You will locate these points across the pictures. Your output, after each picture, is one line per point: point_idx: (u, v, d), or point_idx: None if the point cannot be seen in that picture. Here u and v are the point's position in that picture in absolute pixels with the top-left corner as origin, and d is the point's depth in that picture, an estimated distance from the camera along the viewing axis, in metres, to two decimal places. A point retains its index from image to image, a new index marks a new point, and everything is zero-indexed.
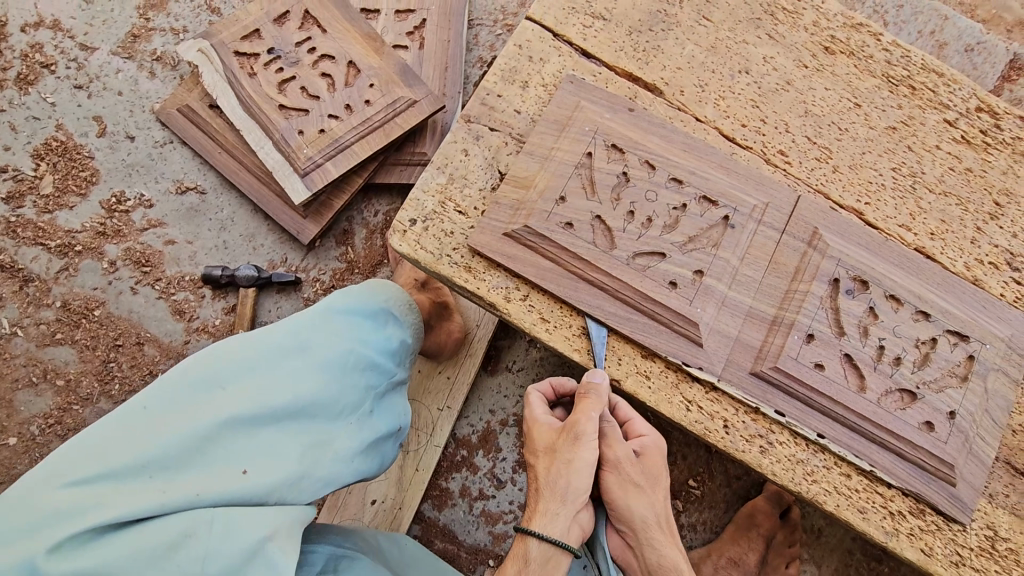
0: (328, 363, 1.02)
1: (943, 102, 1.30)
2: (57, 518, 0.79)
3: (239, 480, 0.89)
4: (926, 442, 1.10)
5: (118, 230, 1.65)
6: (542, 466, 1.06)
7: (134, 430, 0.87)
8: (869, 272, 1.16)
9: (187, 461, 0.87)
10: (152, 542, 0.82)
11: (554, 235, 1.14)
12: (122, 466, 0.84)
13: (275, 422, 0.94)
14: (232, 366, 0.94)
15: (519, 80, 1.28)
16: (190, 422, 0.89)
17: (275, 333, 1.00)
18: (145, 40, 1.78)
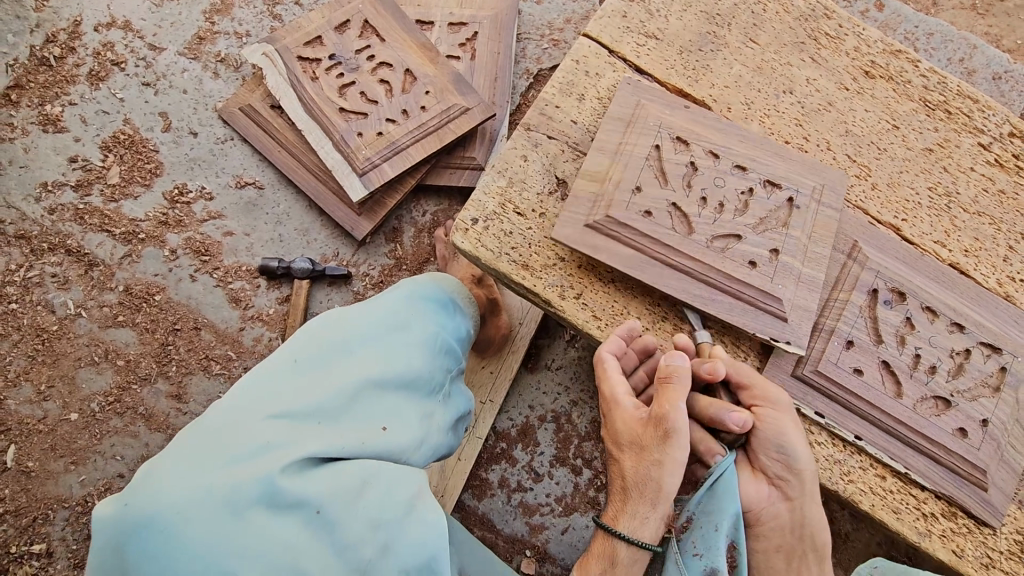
0: (428, 343, 1.15)
1: (977, 127, 1.36)
2: (250, 451, 0.89)
3: (382, 436, 1.00)
4: (960, 447, 1.15)
5: (179, 220, 1.73)
6: (628, 462, 1.09)
7: (296, 382, 0.97)
8: (906, 284, 1.22)
9: (343, 414, 0.98)
10: (328, 483, 0.91)
11: (635, 223, 1.18)
12: (297, 412, 0.94)
13: (400, 389, 1.06)
14: (359, 338, 1.06)
15: (576, 93, 1.35)
16: (336, 380, 0.99)
17: (383, 310, 1.12)
18: (210, 43, 1.87)
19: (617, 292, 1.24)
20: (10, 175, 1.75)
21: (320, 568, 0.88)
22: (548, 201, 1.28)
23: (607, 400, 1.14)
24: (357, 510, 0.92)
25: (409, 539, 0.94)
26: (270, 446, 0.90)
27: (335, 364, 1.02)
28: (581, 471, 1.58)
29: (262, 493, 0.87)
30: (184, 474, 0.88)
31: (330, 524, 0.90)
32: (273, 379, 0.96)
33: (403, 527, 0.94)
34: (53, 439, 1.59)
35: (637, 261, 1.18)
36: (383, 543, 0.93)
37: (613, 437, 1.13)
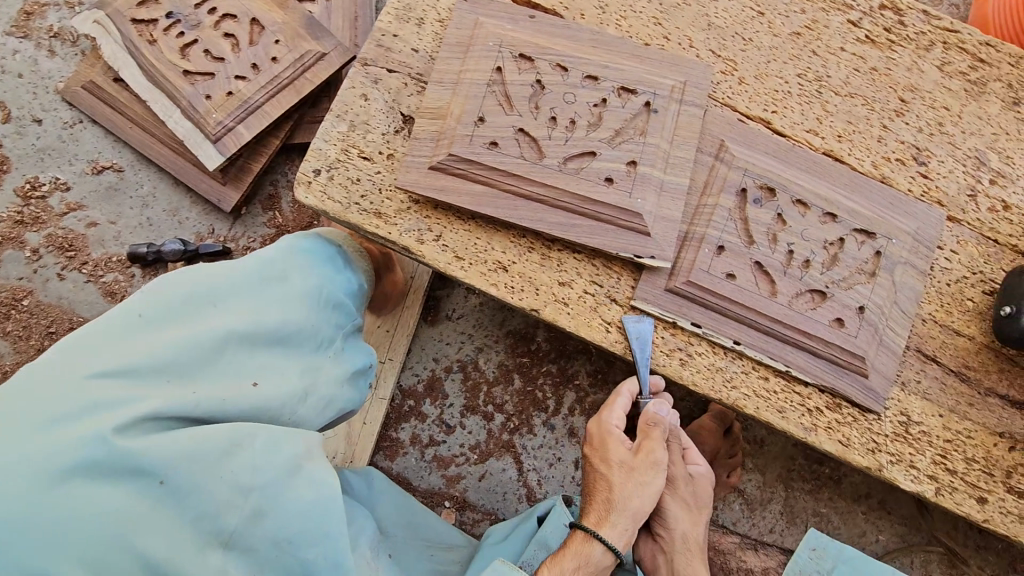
0: (311, 293, 1.02)
1: (847, 3, 1.28)
2: (80, 413, 0.75)
3: (252, 391, 0.89)
4: (837, 338, 1.14)
5: (37, 217, 1.61)
6: (616, 479, 1.11)
7: (139, 336, 0.83)
8: (776, 179, 1.17)
9: (202, 369, 0.85)
10: (185, 442, 0.79)
11: (479, 156, 1.13)
12: (143, 368, 0.81)
13: (277, 341, 0.94)
14: (221, 285, 0.92)
15: (415, 18, 1.26)
16: (192, 331, 0.86)
17: (254, 257, 0.98)
18: (39, 17, 1.69)
19: (479, 228, 1.17)
20: None
21: (172, 540, 0.77)
22: (396, 140, 1.20)
23: (597, 434, 1.17)
24: (221, 473, 0.80)
25: (290, 507, 0.85)
26: (106, 406, 0.76)
27: (192, 314, 0.88)
28: (493, 417, 1.55)
29: (96, 458, 0.74)
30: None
31: (186, 492, 0.78)
32: (113, 332, 0.82)
33: (278, 495, 0.84)
34: None
35: (487, 198, 1.13)
36: (256, 510, 0.82)
37: (602, 463, 1.13)
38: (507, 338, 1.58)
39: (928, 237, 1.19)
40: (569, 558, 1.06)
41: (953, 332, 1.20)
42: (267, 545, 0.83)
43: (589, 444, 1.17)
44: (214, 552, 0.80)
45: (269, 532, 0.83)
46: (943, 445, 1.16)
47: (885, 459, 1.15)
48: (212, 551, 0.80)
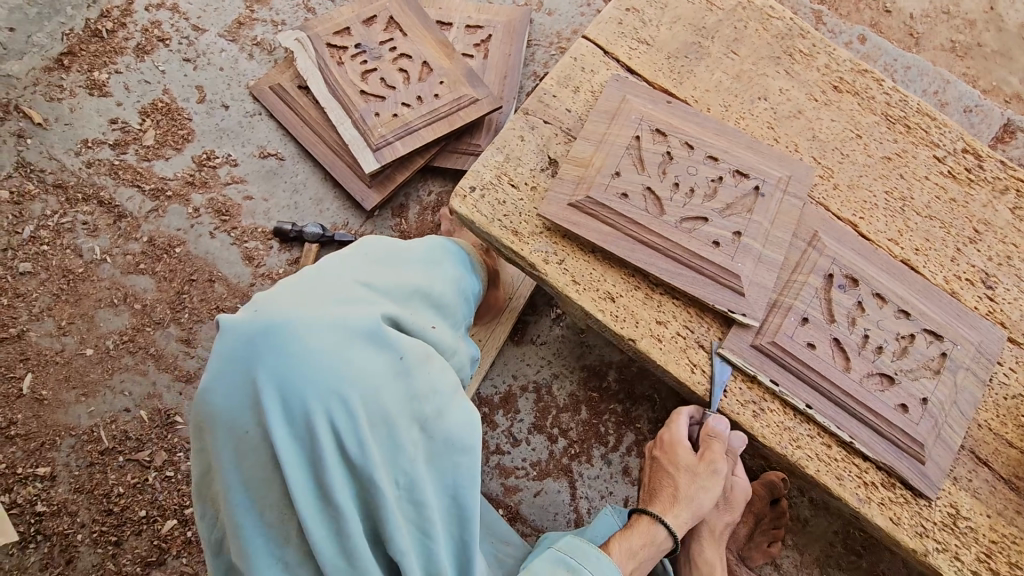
0: (462, 282, 1.23)
1: (934, 141, 1.47)
2: (342, 301, 0.92)
3: (433, 332, 1.07)
4: (901, 421, 1.27)
5: (205, 182, 1.88)
6: (682, 480, 1.36)
7: (376, 266, 1.03)
8: (859, 272, 1.35)
9: (406, 303, 1.04)
10: (410, 341, 0.95)
11: (612, 203, 1.34)
12: (381, 286, 1.00)
13: (442, 307, 1.14)
14: (418, 254, 1.14)
15: (572, 86, 1.49)
16: (405, 275, 1.07)
17: (432, 244, 1.22)
18: (248, 28, 2.04)
19: (597, 261, 1.36)
20: (55, 131, 1.90)
21: (394, 409, 0.89)
22: (540, 176, 1.42)
23: (668, 441, 1.41)
24: (427, 371, 0.95)
25: (461, 416, 0.97)
26: (361, 301, 0.94)
27: (400, 265, 1.08)
28: (557, 440, 1.70)
29: (357, 328, 0.89)
30: (296, 300, 0.90)
31: (411, 374, 0.92)
32: (354, 259, 1.02)
33: (455, 401, 0.97)
34: (67, 371, 1.70)
35: (613, 238, 1.33)
36: (441, 408, 0.95)
37: (669, 466, 1.38)
38: (581, 371, 1.73)
39: (991, 351, 1.33)
40: (636, 537, 1.30)
41: (1006, 442, 1.30)
42: (444, 441, 0.95)
43: (660, 448, 1.42)
44: (415, 429, 0.92)
45: (450, 428, 0.95)
46: (988, 544, 1.24)
47: (931, 546, 1.23)
48: (412, 428, 0.92)
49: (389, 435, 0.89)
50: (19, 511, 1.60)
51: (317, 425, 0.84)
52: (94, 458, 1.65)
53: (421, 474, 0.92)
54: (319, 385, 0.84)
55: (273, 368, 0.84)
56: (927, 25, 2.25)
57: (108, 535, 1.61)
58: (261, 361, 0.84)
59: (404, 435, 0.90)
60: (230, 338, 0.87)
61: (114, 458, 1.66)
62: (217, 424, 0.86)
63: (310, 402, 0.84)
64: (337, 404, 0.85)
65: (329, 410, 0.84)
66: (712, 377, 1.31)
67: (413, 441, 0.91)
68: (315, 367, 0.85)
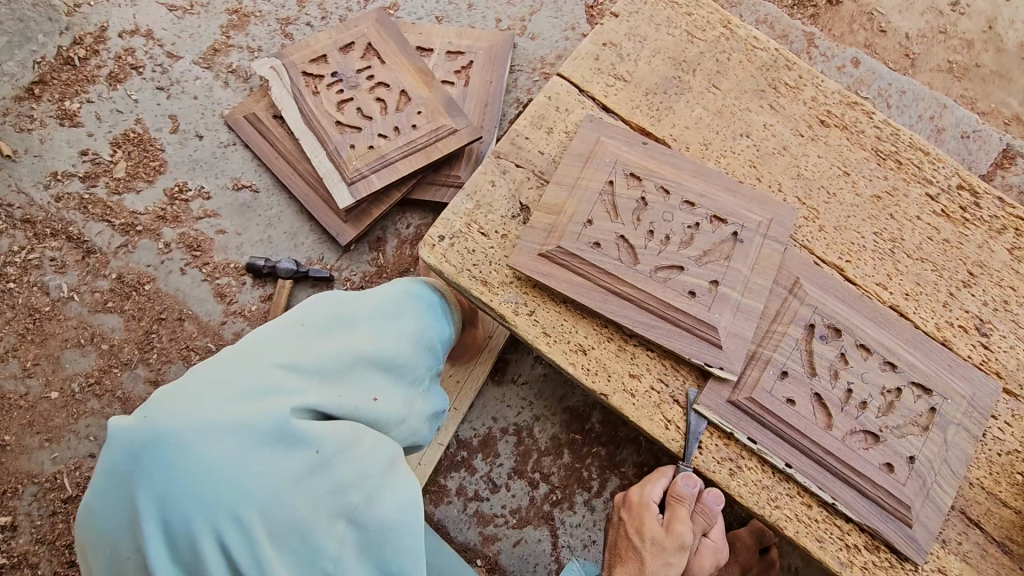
0: (419, 334, 1.14)
1: (926, 178, 1.40)
2: (252, 394, 0.87)
3: (370, 405, 0.99)
4: (886, 481, 1.21)
5: (176, 216, 1.82)
6: (647, 551, 1.27)
7: (296, 341, 0.96)
8: (843, 322, 1.28)
9: (339, 377, 0.97)
10: (329, 430, 0.88)
11: (584, 254, 1.28)
12: (297, 366, 0.93)
13: (391, 369, 1.05)
14: (361, 313, 1.06)
15: (546, 126, 1.44)
16: (339, 345, 0.99)
17: (384, 295, 1.13)
18: (223, 55, 1.98)
19: (568, 311, 1.30)
20: (24, 163, 1.85)
21: (306, 511, 0.85)
22: (512, 224, 1.36)
23: (637, 504, 1.32)
24: (351, 462, 0.89)
25: (391, 504, 0.91)
26: (277, 391, 0.88)
27: (335, 333, 1.01)
28: (537, 485, 1.63)
29: (264, 427, 0.84)
30: (186, 403, 0.84)
31: (321, 471, 0.86)
32: (279, 335, 0.96)
33: (386, 487, 0.91)
34: (32, 415, 1.65)
35: (584, 288, 1.27)
36: (368, 498, 0.90)
37: (635, 533, 1.30)
38: (563, 413, 1.67)
39: (983, 405, 1.27)
40: None
41: (999, 501, 1.24)
42: (372, 532, 0.89)
43: (629, 512, 1.34)
44: (337, 525, 0.87)
45: (378, 519, 0.89)
46: None
47: None
48: (335, 523, 0.87)
49: (300, 540, 0.85)
50: None
51: (211, 543, 0.81)
52: (56, 507, 1.59)
53: (346, 570, 0.88)
54: (216, 498, 0.81)
55: (169, 481, 0.81)
56: (923, 46, 2.18)
57: None
58: (145, 480, 0.81)
59: (320, 536, 0.85)
60: (116, 452, 0.83)
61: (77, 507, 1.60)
62: (115, 540, 0.85)
63: (206, 517, 0.80)
64: (237, 516, 0.81)
65: (222, 526, 0.81)
66: (687, 433, 1.25)
67: (333, 539, 0.87)
68: (213, 478, 0.81)
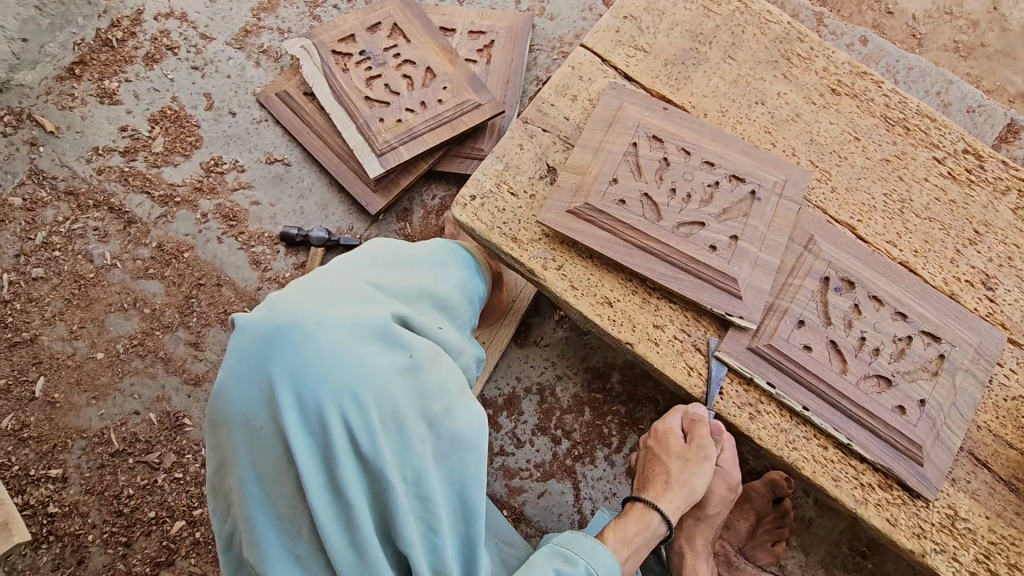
0: (468, 287, 1.25)
1: (934, 142, 1.47)
2: (357, 301, 0.95)
3: (439, 333, 1.08)
4: (899, 422, 1.27)
5: (212, 188, 1.91)
6: (673, 466, 1.38)
7: (382, 269, 1.05)
8: (855, 275, 1.35)
9: (415, 305, 1.06)
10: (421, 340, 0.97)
11: (609, 210, 1.35)
12: (391, 286, 1.03)
13: (448, 311, 1.16)
14: (428, 258, 1.17)
15: (570, 94, 1.51)
16: (415, 279, 1.09)
17: (440, 249, 1.24)
18: (254, 36, 2.07)
19: (594, 265, 1.37)
20: (67, 138, 1.94)
21: (404, 405, 0.91)
22: (540, 184, 1.43)
23: (660, 430, 1.43)
24: (436, 370, 0.97)
25: (466, 414, 0.99)
26: (375, 302, 0.97)
27: (412, 269, 1.11)
28: (560, 441, 1.71)
29: (373, 327, 0.92)
30: (310, 299, 0.92)
31: (419, 371, 0.94)
32: (368, 262, 1.05)
33: (461, 400, 0.99)
34: (79, 375, 1.73)
35: (610, 243, 1.34)
36: (448, 406, 0.97)
37: (662, 453, 1.40)
38: (584, 373, 1.74)
39: (989, 353, 1.33)
40: (631, 523, 1.32)
41: (1005, 443, 1.30)
42: (451, 437, 0.97)
43: (653, 438, 1.44)
44: (424, 426, 0.94)
45: (456, 425, 0.97)
46: (987, 545, 1.24)
47: (930, 547, 1.23)
48: (422, 423, 0.94)
49: (399, 431, 0.91)
50: (32, 512, 1.63)
51: (328, 422, 0.85)
52: (104, 460, 1.68)
53: (428, 471, 0.93)
54: (336, 381, 0.86)
55: (293, 362, 0.86)
56: (929, 26, 2.25)
57: (118, 535, 1.63)
58: (276, 357, 0.86)
59: (413, 432, 0.92)
60: (246, 335, 0.89)
61: (124, 460, 1.68)
62: (234, 419, 0.87)
63: (326, 397, 0.85)
64: (352, 400, 0.86)
65: (340, 406, 0.86)
66: (709, 378, 1.32)
67: (421, 439, 0.93)
68: (334, 362, 0.87)
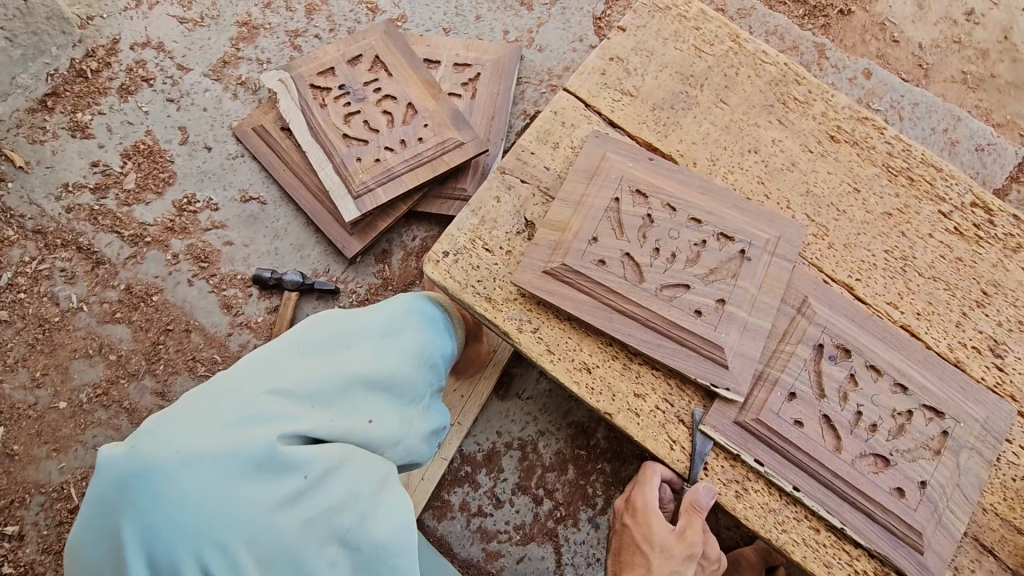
0: (420, 351, 1.14)
1: (940, 195, 1.37)
2: (243, 422, 0.86)
3: (367, 428, 1.00)
4: (897, 507, 1.18)
5: (184, 228, 1.83)
6: (655, 557, 1.26)
7: (286, 366, 0.95)
8: (852, 341, 1.26)
9: (331, 402, 0.96)
10: (324, 455, 0.90)
11: (588, 272, 1.26)
12: (295, 390, 0.92)
13: (386, 390, 1.06)
14: (355, 333, 1.05)
15: (552, 141, 1.43)
16: (330, 369, 0.98)
17: (380, 314, 1.12)
18: (233, 67, 2.00)
19: (571, 327, 1.29)
20: (36, 174, 1.87)
21: (298, 536, 0.85)
22: (517, 240, 1.35)
23: (642, 511, 1.30)
24: (339, 487, 0.91)
25: (380, 525, 0.93)
26: (267, 419, 0.87)
27: (328, 357, 1.00)
28: (541, 502, 1.62)
29: (255, 457, 0.84)
30: (178, 430, 0.83)
31: (311, 496, 0.88)
32: (271, 360, 0.95)
33: (376, 511, 0.94)
34: (40, 425, 1.66)
35: (587, 305, 1.26)
36: (361, 517, 0.92)
37: (643, 540, 1.28)
38: (568, 428, 1.65)
39: (996, 429, 1.23)
40: None
41: (1014, 528, 1.20)
42: (365, 553, 0.92)
43: (633, 519, 1.32)
44: (328, 548, 0.89)
45: (371, 540, 0.92)
46: None
47: None
48: (327, 546, 0.89)
49: (294, 566, 0.85)
50: None
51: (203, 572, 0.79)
52: (63, 517, 1.60)
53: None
54: (208, 529, 0.79)
55: (161, 511, 0.79)
56: (937, 56, 2.15)
57: None
58: (132, 511, 0.79)
59: (313, 561, 0.86)
60: (108, 479, 0.81)
61: None
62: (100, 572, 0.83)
63: (196, 547, 0.79)
64: (228, 547, 0.80)
65: (209, 558, 0.79)
66: (693, 453, 1.23)
67: (328, 562, 0.88)
68: (205, 508, 0.80)
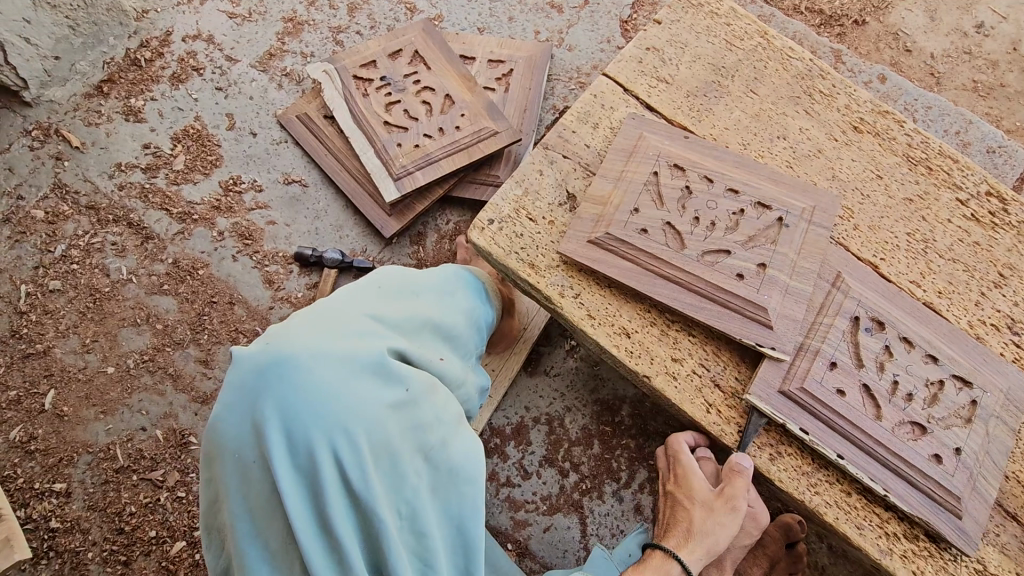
0: (476, 312, 1.25)
1: (956, 183, 1.45)
2: (356, 334, 0.96)
3: (439, 363, 1.09)
4: (936, 472, 1.23)
5: (230, 207, 1.93)
6: (697, 514, 1.34)
7: (383, 298, 1.06)
8: (886, 314, 1.32)
9: (416, 335, 1.07)
10: (418, 374, 0.98)
11: (632, 240, 1.34)
12: (391, 317, 1.03)
13: (452, 339, 1.16)
14: (433, 286, 1.17)
15: (592, 122, 1.52)
16: (417, 308, 1.09)
17: (448, 275, 1.24)
18: (278, 59, 2.11)
19: (613, 295, 1.36)
20: (91, 154, 1.98)
21: (399, 440, 0.92)
22: (558, 211, 1.43)
23: (682, 473, 1.39)
24: (430, 405, 0.98)
25: (460, 447, 1.00)
26: (373, 335, 0.98)
27: (414, 297, 1.11)
28: (569, 474, 1.68)
29: (369, 362, 0.93)
30: (303, 333, 0.93)
31: (412, 407, 0.95)
32: (371, 292, 1.06)
33: (455, 435, 1.00)
34: (89, 388, 1.74)
35: (631, 272, 1.33)
36: (443, 439, 0.98)
37: (685, 498, 1.37)
38: (594, 405, 1.72)
39: (1020, 399, 1.30)
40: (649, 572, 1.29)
41: None
42: (446, 471, 0.97)
43: (674, 482, 1.41)
44: (417, 459, 0.94)
45: (451, 459, 0.98)
46: None
47: None
48: (417, 457, 0.94)
49: (391, 466, 0.91)
50: (33, 526, 1.63)
51: (322, 455, 0.86)
52: (109, 476, 1.67)
53: (423, 505, 0.94)
54: (330, 416, 0.87)
55: (289, 395, 0.87)
56: (948, 65, 2.25)
57: (117, 554, 1.62)
58: (269, 392, 0.87)
59: (407, 465, 0.92)
60: (244, 370, 0.90)
61: (128, 477, 1.68)
62: (230, 454, 0.89)
63: (321, 430, 0.86)
64: (346, 434, 0.87)
65: (331, 440, 0.86)
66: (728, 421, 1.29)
67: (415, 472, 0.93)
68: (328, 397, 0.88)
